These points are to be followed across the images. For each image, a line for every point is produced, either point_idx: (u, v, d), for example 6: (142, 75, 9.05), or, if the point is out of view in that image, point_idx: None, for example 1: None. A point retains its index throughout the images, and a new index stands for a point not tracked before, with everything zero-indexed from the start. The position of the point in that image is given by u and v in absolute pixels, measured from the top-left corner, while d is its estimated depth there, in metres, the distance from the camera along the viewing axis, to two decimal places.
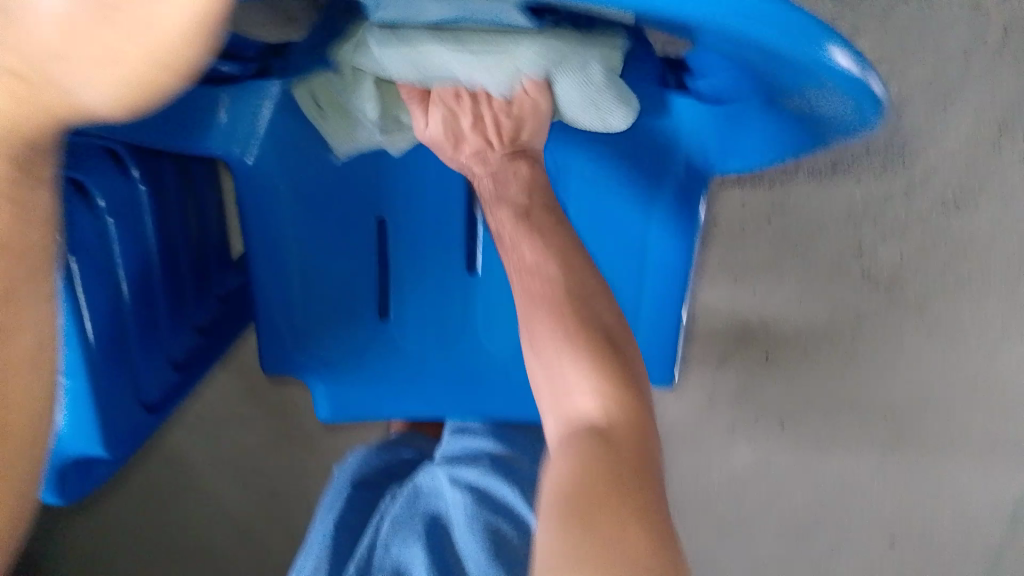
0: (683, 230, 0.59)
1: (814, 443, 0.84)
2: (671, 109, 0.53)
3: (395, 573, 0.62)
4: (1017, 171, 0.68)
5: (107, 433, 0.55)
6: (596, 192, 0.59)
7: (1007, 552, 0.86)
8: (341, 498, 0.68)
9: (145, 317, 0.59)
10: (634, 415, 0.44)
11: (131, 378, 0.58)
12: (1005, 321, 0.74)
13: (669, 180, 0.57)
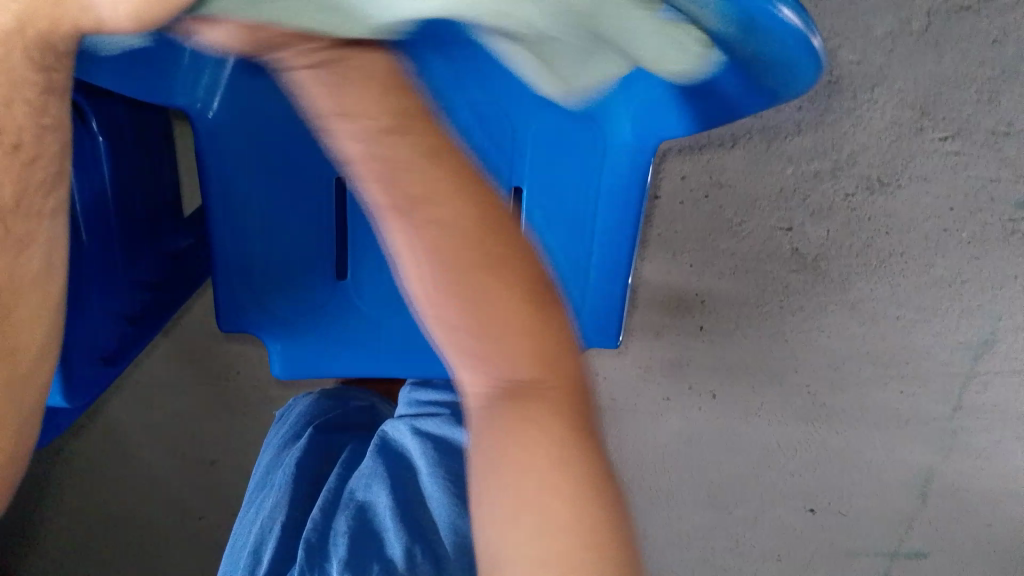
0: (627, 200, 0.62)
1: (742, 413, 0.89)
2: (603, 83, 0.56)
3: (359, 513, 0.60)
4: (934, 157, 0.71)
5: (66, 378, 0.55)
6: (544, 165, 0.61)
7: (918, 519, 0.94)
8: (298, 447, 0.66)
9: (104, 267, 0.60)
10: (555, 353, 0.40)
11: (88, 328, 0.58)
12: (922, 298, 0.78)
13: (613, 154, 0.60)
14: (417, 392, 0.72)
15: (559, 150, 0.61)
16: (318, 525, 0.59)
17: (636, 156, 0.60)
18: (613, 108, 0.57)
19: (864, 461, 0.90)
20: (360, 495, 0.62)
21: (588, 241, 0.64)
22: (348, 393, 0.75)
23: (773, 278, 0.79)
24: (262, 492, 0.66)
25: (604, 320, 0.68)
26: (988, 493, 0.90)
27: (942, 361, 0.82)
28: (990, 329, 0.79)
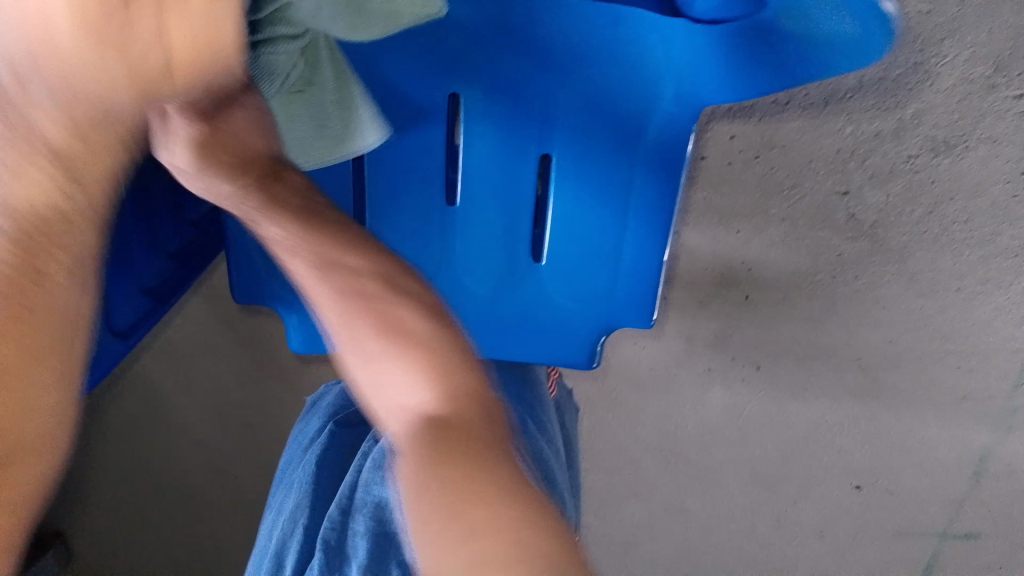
0: (664, 166, 0.57)
1: (789, 386, 0.85)
2: (647, 32, 0.51)
3: (377, 511, 0.50)
4: (1006, 116, 0.65)
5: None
6: (576, 126, 0.57)
7: (970, 499, 0.89)
8: (318, 444, 0.60)
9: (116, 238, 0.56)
10: (461, 376, 0.38)
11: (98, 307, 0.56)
12: (987, 269, 0.73)
13: (656, 114, 0.55)
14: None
15: (595, 113, 0.56)
16: (333, 531, 0.50)
17: (676, 122, 0.55)
18: (661, 59, 0.52)
19: (917, 438, 0.86)
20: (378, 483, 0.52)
21: (621, 210, 0.59)
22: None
23: (828, 246, 0.74)
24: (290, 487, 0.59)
25: (633, 305, 0.62)
26: None
27: (1004, 335, 0.77)
28: None
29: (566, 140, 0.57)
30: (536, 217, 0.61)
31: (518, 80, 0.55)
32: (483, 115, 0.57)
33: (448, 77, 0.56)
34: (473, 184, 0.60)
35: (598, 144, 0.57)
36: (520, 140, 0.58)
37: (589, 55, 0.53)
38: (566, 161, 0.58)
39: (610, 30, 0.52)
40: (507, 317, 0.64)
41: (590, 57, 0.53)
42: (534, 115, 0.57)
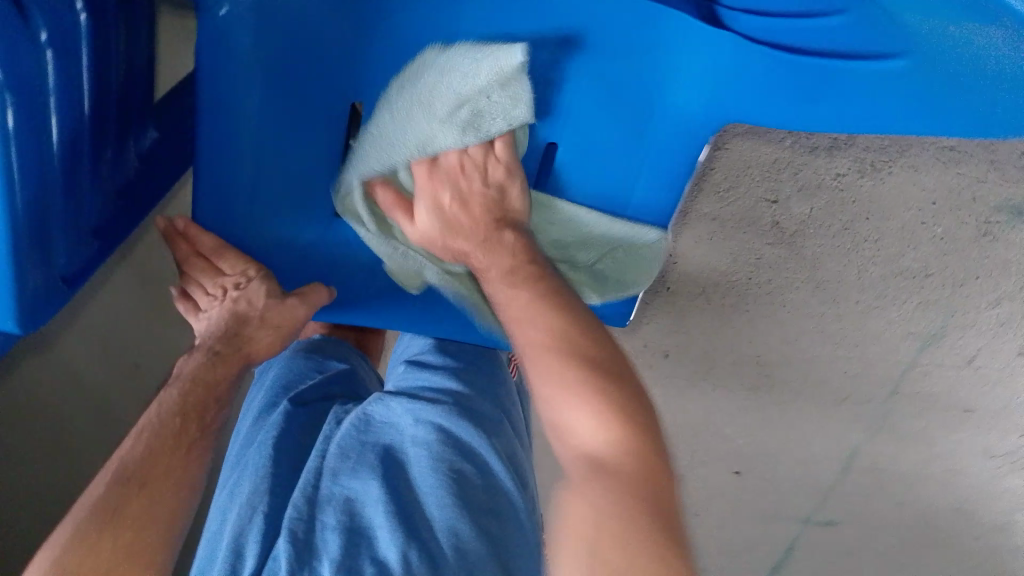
0: (674, 166, 0.64)
1: (691, 374, 0.89)
2: (687, 35, 0.55)
3: (348, 505, 0.57)
4: (929, 149, 0.70)
5: (23, 307, 0.50)
6: (591, 116, 0.62)
7: (834, 489, 0.96)
8: (274, 423, 0.64)
9: (73, 171, 0.52)
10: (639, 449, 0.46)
11: (52, 244, 0.52)
12: (885, 288, 0.78)
13: (669, 119, 0.61)
14: (413, 371, 0.71)
15: (607, 99, 0.61)
16: (304, 514, 0.56)
17: (688, 122, 0.60)
18: (693, 69, 0.57)
19: (797, 432, 0.92)
20: (345, 484, 0.59)
21: (628, 189, 0.66)
22: (335, 349, 0.74)
23: (749, 248, 0.77)
24: (234, 475, 0.62)
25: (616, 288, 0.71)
26: (905, 471, 0.93)
27: (889, 347, 0.83)
28: (941, 323, 0.80)
29: (576, 126, 0.63)
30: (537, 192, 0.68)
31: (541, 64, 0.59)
32: None
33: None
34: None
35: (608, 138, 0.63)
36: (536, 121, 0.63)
37: (623, 48, 0.57)
38: (571, 149, 0.65)
39: (644, 34, 0.56)
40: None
41: (623, 56, 0.58)
42: (549, 93, 0.61)
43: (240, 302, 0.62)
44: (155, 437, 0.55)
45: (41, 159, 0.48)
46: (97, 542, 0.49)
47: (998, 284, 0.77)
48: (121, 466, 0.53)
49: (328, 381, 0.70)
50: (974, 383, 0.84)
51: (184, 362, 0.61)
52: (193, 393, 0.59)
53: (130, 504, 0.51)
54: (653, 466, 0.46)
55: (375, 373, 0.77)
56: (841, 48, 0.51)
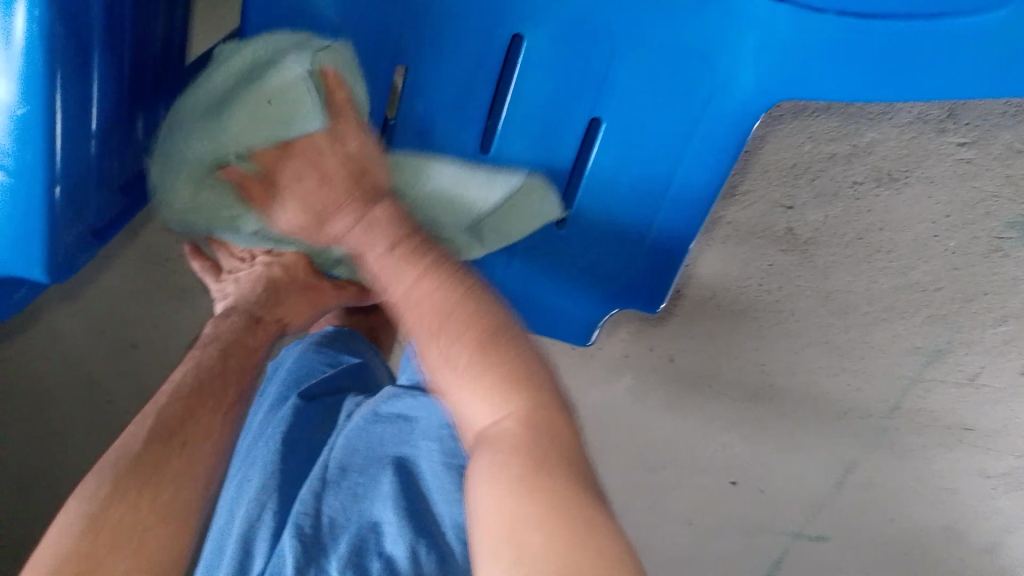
0: (713, 158, 0.65)
1: (694, 380, 0.88)
2: (745, 11, 0.59)
3: (357, 504, 0.57)
4: (947, 160, 0.70)
5: (50, 254, 0.50)
6: (636, 104, 0.65)
7: (828, 504, 0.96)
8: (282, 416, 0.63)
9: (107, 121, 0.53)
10: (532, 395, 0.48)
11: (80, 191, 0.52)
12: (893, 301, 0.78)
13: (709, 104, 0.63)
14: (430, 361, 0.67)
15: (656, 78, 0.63)
16: (309, 507, 0.56)
17: (730, 105, 0.63)
18: (744, 49, 0.60)
19: (795, 443, 0.92)
20: (355, 480, 0.58)
21: (664, 182, 0.68)
22: (349, 341, 0.72)
23: (761, 254, 0.77)
24: (244, 471, 0.62)
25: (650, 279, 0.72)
26: (900, 488, 0.93)
27: (893, 361, 0.82)
28: (946, 338, 0.80)
29: (621, 104, 0.65)
30: (571, 175, 0.70)
31: (597, 41, 0.63)
32: (537, 87, 0.66)
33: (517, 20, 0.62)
34: (511, 127, 0.68)
35: (650, 125, 0.65)
36: (584, 98, 0.65)
37: (678, 26, 0.61)
38: (612, 129, 0.66)
39: (709, 10, 0.59)
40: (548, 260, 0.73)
41: (675, 32, 0.61)
42: (601, 71, 0.64)
43: (274, 267, 0.66)
44: (192, 391, 0.59)
45: (79, 86, 0.47)
46: (135, 497, 0.52)
47: (1005, 302, 0.77)
48: (159, 417, 0.57)
49: (337, 376, 0.68)
50: (974, 401, 0.84)
51: (222, 321, 0.65)
52: (233, 351, 0.63)
53: (169, 460, 0.55)
54: (539, 427, 0.47)
55: (382, 363, 0.75)
56: (915, 11, 0.56)
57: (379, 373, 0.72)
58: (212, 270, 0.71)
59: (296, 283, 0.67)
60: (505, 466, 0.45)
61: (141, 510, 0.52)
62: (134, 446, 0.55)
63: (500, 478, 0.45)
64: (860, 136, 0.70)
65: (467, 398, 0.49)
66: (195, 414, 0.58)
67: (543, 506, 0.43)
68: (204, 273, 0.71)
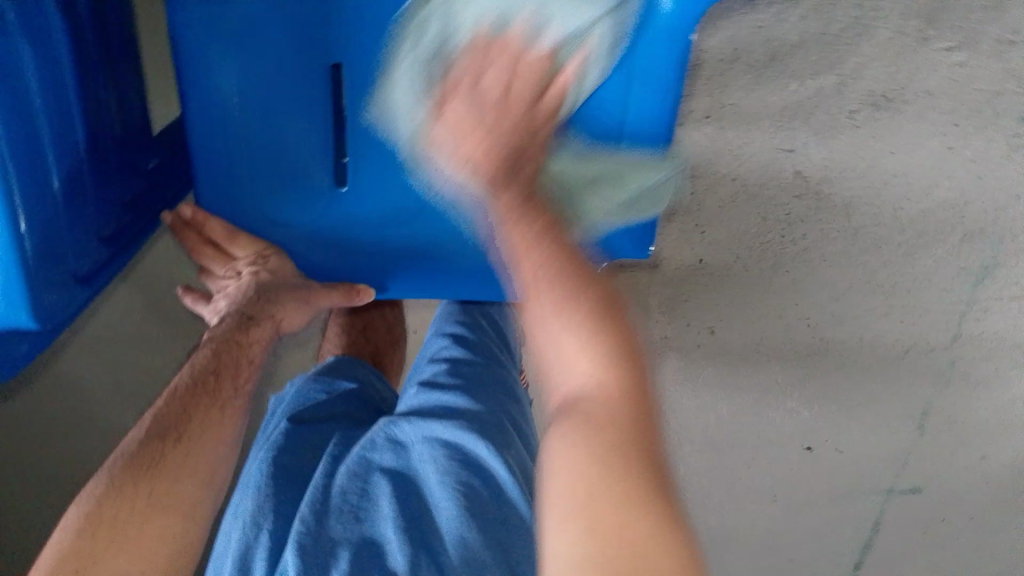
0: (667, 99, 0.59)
1: (741, 349, 0.86)
2: None
3: (358, 523, 0.56)
4: (940, 70, 0.68)
5: (35, 301, 0.51)
6: None
7: (915, 453, 0.92)
8: (273, 442, 0.62)
9: (71, 177, 0.54)
10: (628, 386, 0.43)
11: (54, 245, 0.53)
12: (923, 225, 0.76)
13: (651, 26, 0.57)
14: (425, 392, 0.66)
15: None
16: (309, 526, 0.54)
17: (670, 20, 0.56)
18: None
19: (862, 394, 0.89)
20: (355, 506, 0.56)
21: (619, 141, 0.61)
22: (346, 368, 0.71)
23: (775, 204, 0.76)
24: (234, 496, 0.60)
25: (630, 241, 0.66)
26: (986, 423, 0.89)
27: (941, 287, 0.80)
28: (991, 254, 0.77)
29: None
30: None
31: None
32: None
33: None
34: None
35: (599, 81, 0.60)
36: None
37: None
38: None
39: None
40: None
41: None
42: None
43: (262, 273, 0.64)
44: (188, 390, 0.60)
45: (28, 131, 0.48)
46: (134, 496, 0.53)
47: None
48: (156, 420, 0.58)
49: (332, 402, 0.67)
50: None
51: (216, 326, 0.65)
52: (227, 351, 0.63)
53: (167, 459, 0.55)
54: (628, 408, 0.42)
55: (385, 385, 0.74)
56: None
57: (376, 397, 0.72)
58: (204, 297, 0.69)
59: (286, 283, 0.65)
60: (582, 435, 0.41)
61: (138, 504, 0.53)
62: (132, 446, 0.56)
63: (579, 441, 0.41)
64: (846, 63, 0.69)
65: (572, 354, 0.44)
66: (190, 412, 0.58)
67: (599, 476, 0.40)
68: (197, 303, 0.69)
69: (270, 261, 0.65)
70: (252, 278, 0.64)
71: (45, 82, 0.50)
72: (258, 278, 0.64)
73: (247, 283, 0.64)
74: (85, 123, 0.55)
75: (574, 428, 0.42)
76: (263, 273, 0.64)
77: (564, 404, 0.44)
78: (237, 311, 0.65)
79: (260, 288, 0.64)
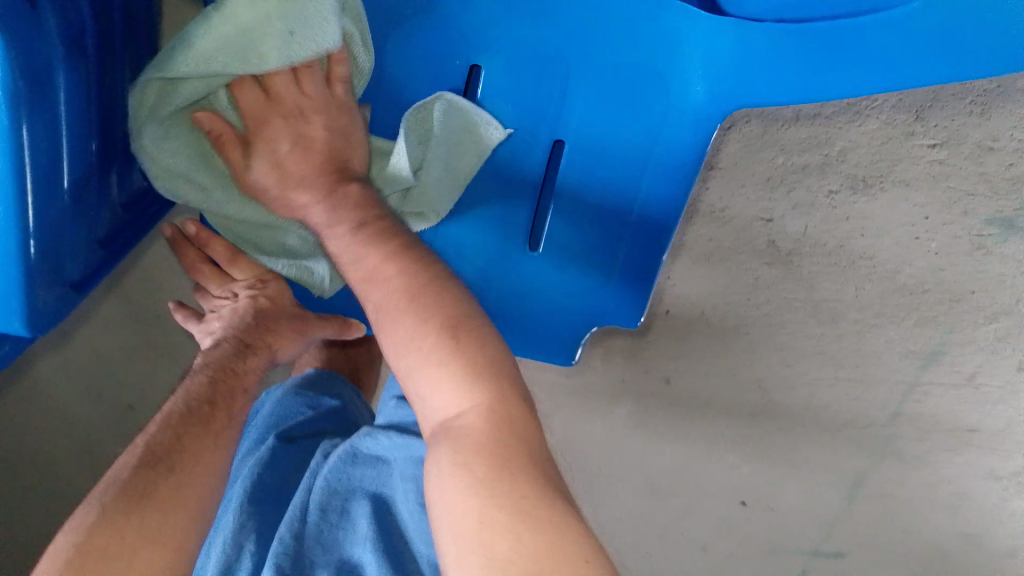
0: (675, 175, 0.66)
1: (692, 403, 0.89)
2: (689, 20, 0.60)
3: (334, 545, 0.60)
4: (920, 163, 0.72)
5: (30, 308, 0.51)
6: (600, 122, 0.66)
7: (841, 520, 0.94)
8: (260, 454, 0.66)
9: (81, 171, 0.55)
10: (506, 415, 0.46)
11: (57, 247, 0.53)
12: (878, 303, 0.78)
13: (667, 102, 0.64)
14: (403, 405, 0.70)
15: (616, 102, 0.65)
16: (290, 547, 0.58)
17: (682, 109, 0.64)
18: (692, 48, 0.61)
19: (800, 459, 0.91)
20: (335, 523, 0.62)
21: (631, 206, 0.68)
22: (326, 384, 0.76)
23: (746, 270, 0.78)
24: (221, 509, 0.64)
25: (618, 308, 0.72)
26: (915, 500, 0.91)
27: (890, 367, 0.82)
28: (939, 340, 0.80)
29: (582, 130, 0.66)
30: (534, 220, 0.70)
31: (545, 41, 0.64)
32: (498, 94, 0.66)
33: (471, 50, 0.64)
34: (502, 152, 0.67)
35: (612, 156, 0.67)
36: (543, 120, 0.66)
37: (622, 39, 0.63)
38: (576, 150, 0.67)
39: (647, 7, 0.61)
40: (505, 293, 0.72)
41: (621, 39, 0.63)
42: (558, 87, 0.65)
43: (261, 298, 0.65)
44: (180, 420, 0.56)
45: (51, 134, 0.50)
46: (123, 527, 0.48)
47: (993, 299, 0.77)
48: (146, 446, 0.54)
49: (316, 415, 0.72)
50: (976, 401, 0.83)
51: (212, 351, 0.62)
52: (222, 380, 0.60)
53: (158, 486, 0.51)
54: (515, 455, 0.44)
55: (361, 403, 0.79)
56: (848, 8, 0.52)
57: (355, 414, 0.77)
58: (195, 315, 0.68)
59: (283, 311, 0.66)
60: (464, 469, 0.44)
61: (129, 535, 0.48)
62: (122, 475, 0.51)
63: (461, 471, 0.44)
64: (836, 143, 0.72)
65: (437, 384, 0.47)
66: (183, 441, 0.55)
67: (500, 526, 0.41)
68: (188, 321, 0.68)
69: (265, 290, 0.66)
70: (250, 301, 0.65)
71: (74, 89, 0.52)
72: (253, 307, 0.64)
73: (247, 307, 0.64)
74: (98, 121, 0.57)
75: (460, 454, 0.45)
76: (259, 300, 0.65)
77: (436, 429, 0.47)
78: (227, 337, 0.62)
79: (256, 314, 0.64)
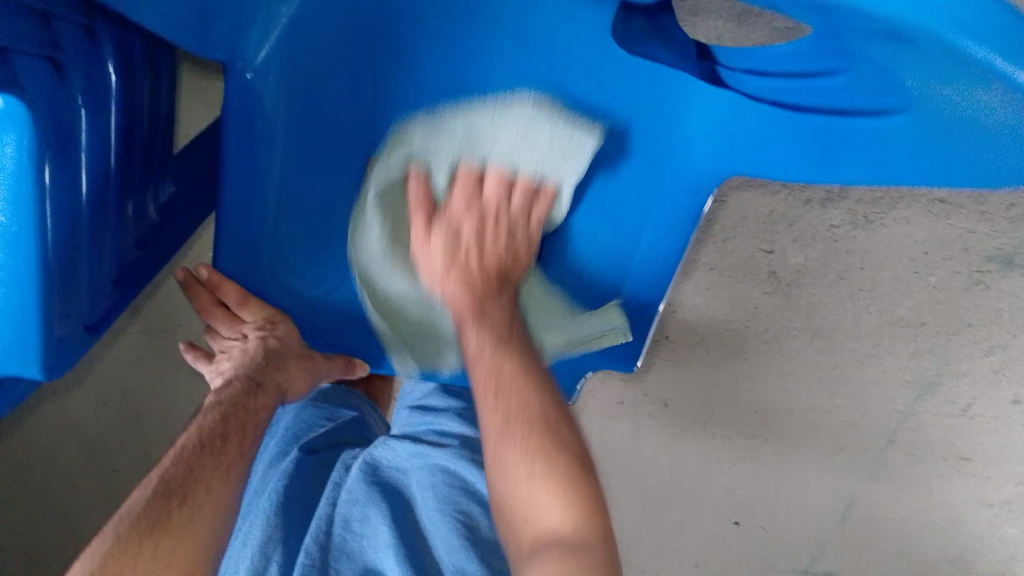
0: (673, 237, 0.65)
1: (689, 424, 0.90)
2: (692, 93, 0.56)
3: (359, 552, 0.62)
4: (920, 202, 0.72)
5: (45, 349, 0.55)
6: (603, 186, 0.63)
7: (834, 540, 0.96)
8: (282, 472, 0.68)
9: (99, 213, 0.59)
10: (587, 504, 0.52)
11: (73, 284, 0.57)
12: (877, 335, 0.79)
13: (671, 170, 0.62)
14: (418, 417, 0.74)
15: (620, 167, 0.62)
16: (316, 554, 0.59)
17: (687, 174, 0.62)
18: (692, 121, 0.58)
19: (794, 481, 0.92)
20: (358, 531, 0.63)
21: (626, 262, 0.68)
22: (345, 397, 0.79)
23: (748, 298, 0.79)
24: (246, 524, 0.65)
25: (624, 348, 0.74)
26: (908, 523, 0.92)
27: (885, 396, 0.83)
28: (936, 370, 0.81)
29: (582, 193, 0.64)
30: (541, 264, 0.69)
31: None
32: None
33: None
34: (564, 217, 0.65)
35: (607, 219, 0.65)
36: None
37: (631, 107, 0.58)
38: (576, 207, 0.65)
39: (660, 84, 0.57)
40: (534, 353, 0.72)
41: (627, 107, 0.58)
42: None
43: (271, 338, 0.65)
44: (193, 452, 0.57)
45: (70, 184, 0.53)
46: (137, 554, 0.50)
47: (991, 332, 0.77)
48: (161, 479, 0.55)
49: (336, 429, 0.75)
50: (970, 431, 0.84)
51: (223, 390, 0.64)
52: (234, 414, 0.62)
53: (173, 516, 0.53)
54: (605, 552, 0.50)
55: (376, 416, 0.82)
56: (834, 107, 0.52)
57: (371, 426, 0.79)
58: (205, 356, 0.70)
59: (292, 350, 0.67)
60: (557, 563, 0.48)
61: (142, 559, 0.50)
62: (135, 508, 0.53)
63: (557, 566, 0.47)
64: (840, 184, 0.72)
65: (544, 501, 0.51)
66: (195, 473, 0.56)
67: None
68: (199, 360, 0.70)
69: (280, 330, 0.66)
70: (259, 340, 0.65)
71: (93, 142, 0.55)
72: (264, 346, 0.65)
73: (257, 346, 0.65)
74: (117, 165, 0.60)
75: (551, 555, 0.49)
76: (273, 339, 0.66)
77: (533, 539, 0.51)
78: (238, 375, 0.65)
79: (266, 353, 0.65)
